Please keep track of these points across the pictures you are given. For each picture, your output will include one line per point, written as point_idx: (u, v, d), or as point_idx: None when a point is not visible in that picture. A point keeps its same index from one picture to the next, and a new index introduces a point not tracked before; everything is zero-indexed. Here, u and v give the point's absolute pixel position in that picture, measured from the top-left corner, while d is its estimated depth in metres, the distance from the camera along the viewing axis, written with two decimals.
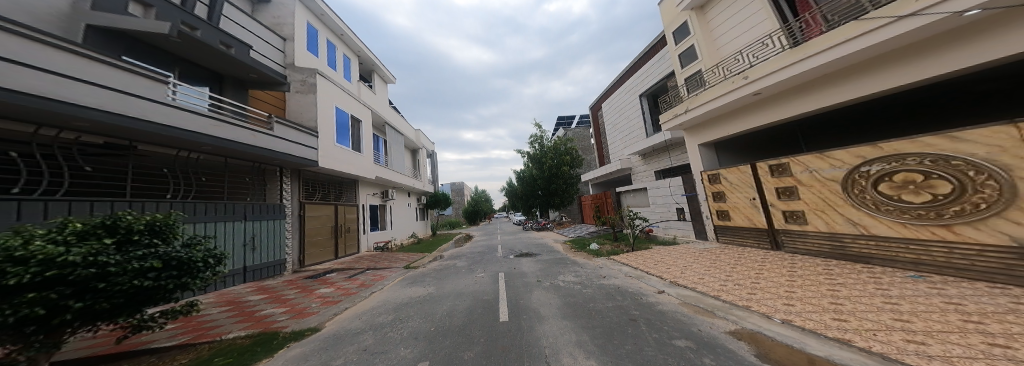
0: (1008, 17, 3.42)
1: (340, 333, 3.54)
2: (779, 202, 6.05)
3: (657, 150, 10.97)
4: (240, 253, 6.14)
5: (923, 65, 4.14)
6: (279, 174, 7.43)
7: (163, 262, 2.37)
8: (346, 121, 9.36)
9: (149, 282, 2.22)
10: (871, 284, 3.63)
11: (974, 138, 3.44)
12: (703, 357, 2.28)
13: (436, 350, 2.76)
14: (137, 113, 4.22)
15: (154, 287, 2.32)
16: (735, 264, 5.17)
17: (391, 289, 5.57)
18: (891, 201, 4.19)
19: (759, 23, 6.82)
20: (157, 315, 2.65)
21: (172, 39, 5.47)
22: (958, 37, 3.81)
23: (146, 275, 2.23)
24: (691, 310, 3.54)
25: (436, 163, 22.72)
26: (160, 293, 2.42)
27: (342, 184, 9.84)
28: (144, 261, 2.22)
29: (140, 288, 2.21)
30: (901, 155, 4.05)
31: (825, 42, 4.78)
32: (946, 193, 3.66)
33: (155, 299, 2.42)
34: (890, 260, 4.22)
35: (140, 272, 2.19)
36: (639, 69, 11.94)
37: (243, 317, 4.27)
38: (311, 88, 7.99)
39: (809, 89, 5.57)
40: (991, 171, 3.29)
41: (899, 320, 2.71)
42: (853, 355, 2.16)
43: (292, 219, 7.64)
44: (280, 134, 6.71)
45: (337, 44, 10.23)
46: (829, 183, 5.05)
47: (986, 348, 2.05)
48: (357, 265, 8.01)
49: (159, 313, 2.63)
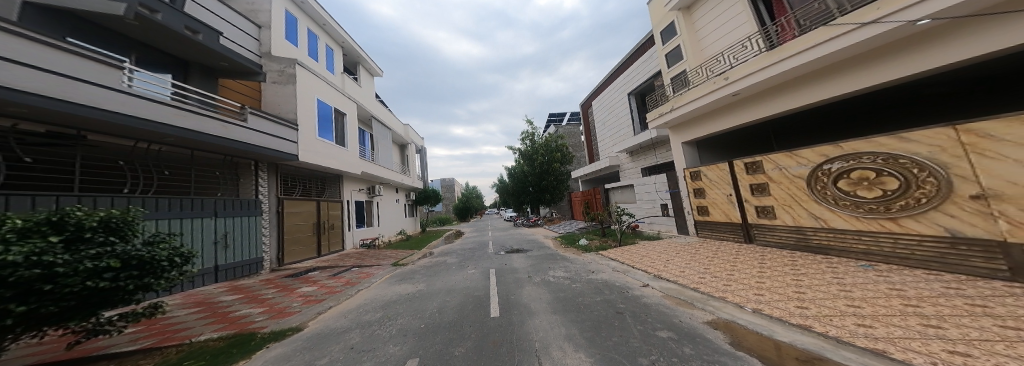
0: (951, 28, 3.81)
1: (324, 332, 3.44)
2: (752, 198, 6.47)
3: (644, 148, 11.27)
4: (212, 250, 5.75)
5: (880, 70, 4.54)
6: (255, 168, 6.93)
7: (122, 261, 2.18)
8: (329, 113, 8.85)
9: (105, 284, 2.04)
10: (829, 273, 4.01)
11: (918, 138, 3.84)
12: (684, 347, 2.44)
13: (427, 346, 2.77)
14: (89, 100, 3.77)
15: (111, 288, 2.13)
16: (713, 257, 5.51)
17: (378, 286, 5.48)
18: (847, 196, 4.66)
19: (738, 26, 7.14)
20: (116, 319, 2.44)
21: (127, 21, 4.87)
22: (910, 45, 4.20)
23: (103, 275, 2.04)
24: (673, 302, 3.76)
25: (425, 159, 22.13)
26: (120, 295, 2.23)
27: (325, 179, 9.40)
28: (100, 261, 2.03)
29: (95, 290, 2.03)
30: (857, 154, 4.49)
31: (795, 47, 5.13)
32: (894, 187, 4.09)
33: (113, 302, 2.23)
34: (845, 250, 4.69)
35: (94, 272, 2.00)
36: (629, 68, 12.10)
37: (215, 318, 4.03)
38: (290, 78, 7.49)
39: (785, 89, 5.92)
40: (932, 169, 3.71)
41: (852, 306, 3.03)
42: (813, 340, 2.41)
43: (269, 216, 7.18)
44: (255, 127, 6.22)
45: (318, 34, 9.53)
46: (796, 179, 5.50)
47: (921, 328, 2.36)
48: (343, 262, 7.74)
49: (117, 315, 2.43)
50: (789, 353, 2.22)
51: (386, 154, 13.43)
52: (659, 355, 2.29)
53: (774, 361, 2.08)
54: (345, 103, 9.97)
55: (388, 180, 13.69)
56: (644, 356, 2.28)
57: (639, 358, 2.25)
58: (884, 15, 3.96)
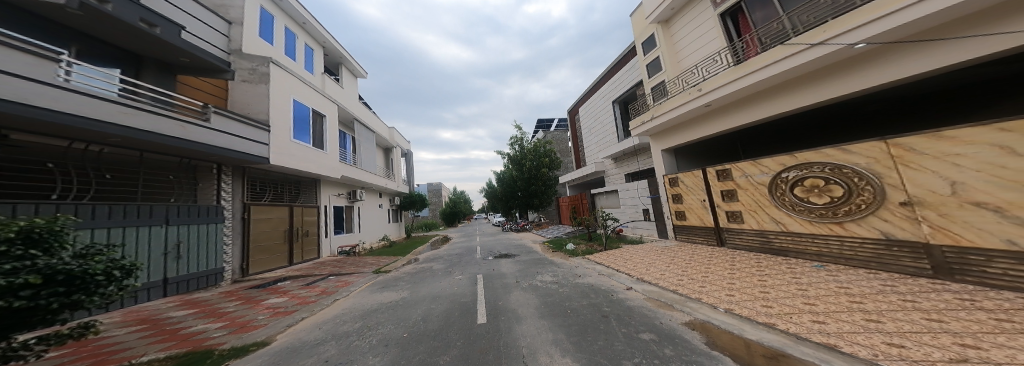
0: (885, 51, 4.32)
1: (294, 345, 3.18)
2: (723, 203, 6.96)
3: (627, 155, 11.72)
4: (162, 262, 5.10)
5: (830, 86, 5.02)
6: (216, 172, 6.27)
7: (44, 277, 1.85)
8: (306, 115, 8.26)
9: (21, 304, 1.70)
10: (789, 274, 4.44)
11: (857, 150, 4.35)
12: (666, 349, 2.57)
13: (410, 356, 2.67)
14: (11, 94, 3.24)
15: (28, 309, 1.79)
16: (690, 260, 5.88)
17: (358, 295, 5.20)
18: (802, 202, 5.17)
19: (709, 42, 7.65)
20: (33, 342, 2.04)
21: (71, 10, 4.33)
22: (853, 65, 4.70)
23: (18, 294, 1.70)
24: (655, 304, 3.94)
25: (411, 162, 21.39)
26: (38, 315, 1.89)
27: (299, 183, 8.77)
28: (14, 277, 1.69)
29: (7, 312, 1.69)
30: (809, 163, 5.01)
31: (758, 63, 5.59)
32: (839, 194, 4.61)
33: (29, 324, 1.87)
34: (802, 252, 5.20)
35: (5, 291, 1.65)
36: (612, 77, 12.58)
37: (161, 337, 3.57)
38: (262, 77, 6.93)
39: (751, 102, 6.40)
40: (869, 178, 4.21)
41: (808, 304, 3.37)
42: (777, 337, 2.64)
43: (233, 222, 6.55)
44: (219, 127, 5.64)
45: (297, 33, 9.17)
46: (760, 187, 6.00)
47: (863, 323, 2.69)
48: (318, 271, 7.24)
49: (35, 339, 2.02)
50: (757, 350, 2.41)
51: (369, 157, 12.80)
52: (643, 358, 2.37)
53: (744, 359, 2.24)
54: (325, 105, 9.36)
55: (372, 185, 13.08)
56: (629, 359, 2.36)
57: (624, 361, 2.33)
58: (830, 37, 4.43)
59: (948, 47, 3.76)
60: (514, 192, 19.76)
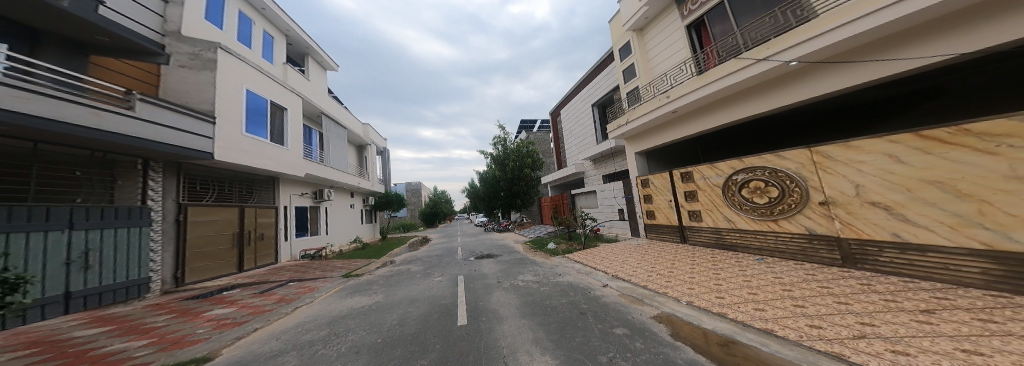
0: (815, 69, 4.95)
1: (246, 358, 2.83)
2: (685, 203, 7.63)
3: (605, 156, 12.21)
4: (63, 275, 4.12)
5: (774, 98, 5.63)
6: (143, 168, 5.26)
7: None
8: (262, 108, 7.28)
9: None
10: (737, 267, 5.06)
11: (790, 156, 5.04)
12: (635, 342, 2.77)
13: (385, 362, 2.54)
14: None
15: None
16: (657, 257, 6.41)
17: (324, 301, 4.76)
18: (747, 201, 5.88)
19: (676, 52, 8.19)
20: None
21: None
22: (791, 79, 5.31)
23: None
24: (627, 300, 4.21)
25: (388, 161, 19.85)
26: None
27: (252, 181, 7.75)
28: None
29: None
30: (753, 167, 5.70)
31: (716, 73, 6.11)
32: (775, 195, 5.32)
33: None
34: (748, 247, 5.94)
35: None
36: (590, 82, 13.09)
37: (62, 361, 2.92)
38: (206, 64, 6.02)
39: (711, 109, 6.96)
40: (798, 181, 4.92)
41: (752, 294, 3.88)
42: (727, 325, 3.00)
43: (165, 226, 5.57)
44: (145, 115, 4.71)
45: (253, 18, 8.21)
46: (715, 188, 6.68)
47: (793, 308, 3.17)
48: (274, 277, 6.47)
49: None
50: (713, 338, 2.70)
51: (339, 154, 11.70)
52: (617, 352, 2.54)
53: (702, 347, 2.49)
54: (287, 97, 8.37)
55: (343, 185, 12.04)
56: (603, 354, 2.51)
57: (599, 356, 2.45)
58: (772, 53, 5.00)
59: (865, 68, 4.38)
60: (496, 192, 19.71)
